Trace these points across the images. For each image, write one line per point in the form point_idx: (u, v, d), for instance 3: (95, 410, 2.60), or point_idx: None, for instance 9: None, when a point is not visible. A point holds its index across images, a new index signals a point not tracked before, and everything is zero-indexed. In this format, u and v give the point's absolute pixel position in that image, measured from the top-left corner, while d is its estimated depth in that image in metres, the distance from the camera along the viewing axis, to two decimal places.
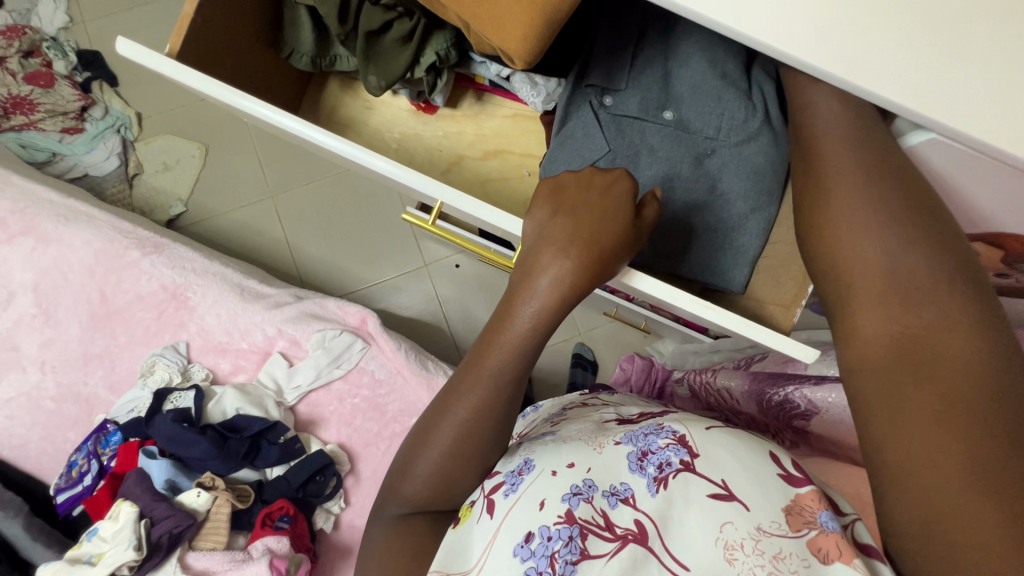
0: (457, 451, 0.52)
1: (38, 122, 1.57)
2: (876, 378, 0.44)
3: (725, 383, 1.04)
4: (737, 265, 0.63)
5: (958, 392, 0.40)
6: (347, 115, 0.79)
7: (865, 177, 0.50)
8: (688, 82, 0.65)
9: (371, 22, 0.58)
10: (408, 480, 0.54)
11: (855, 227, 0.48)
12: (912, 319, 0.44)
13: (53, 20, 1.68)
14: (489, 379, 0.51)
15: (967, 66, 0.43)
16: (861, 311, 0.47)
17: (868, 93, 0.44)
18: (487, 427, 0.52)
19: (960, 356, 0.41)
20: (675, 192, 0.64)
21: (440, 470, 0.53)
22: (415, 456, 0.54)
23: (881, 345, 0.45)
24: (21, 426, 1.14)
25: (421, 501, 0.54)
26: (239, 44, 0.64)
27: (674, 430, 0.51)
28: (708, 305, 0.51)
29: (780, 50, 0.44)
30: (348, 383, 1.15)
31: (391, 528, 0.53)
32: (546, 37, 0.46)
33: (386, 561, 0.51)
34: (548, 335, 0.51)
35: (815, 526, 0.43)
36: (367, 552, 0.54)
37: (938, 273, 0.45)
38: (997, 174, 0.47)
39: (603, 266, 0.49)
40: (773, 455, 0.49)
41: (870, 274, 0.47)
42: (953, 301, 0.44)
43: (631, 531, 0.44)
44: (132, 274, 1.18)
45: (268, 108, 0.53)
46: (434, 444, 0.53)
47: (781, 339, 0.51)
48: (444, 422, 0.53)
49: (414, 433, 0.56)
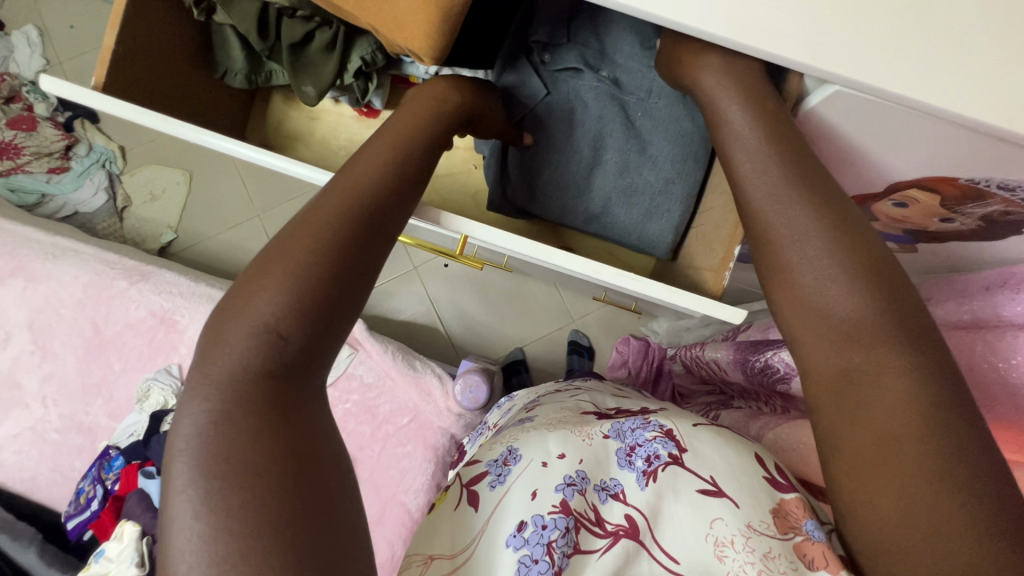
0: (315, 265, 0.40)
1: (25, 165, 1.60)
2: (831, 424, 0.39)
3: (713, 355, 1.06)
4: (661, 244, 0.71)
5: (909, 448, 0.35)
6: (294, 128, 0.84)
7: (792, 213, 0.44)
8: (621, 53, 0.66)
9: (292, 34, 0.60)
10: (241, 316, 0.39)
11: (793, 272, 0.42)
12: (853, 357, 0.39)
13: (30, 64, 1.69)
14: (344, 208, 0.44)
15: (861, 21, 0.43)
16: (807, 346, 0.41)
17: (768, 53, 0.44)
18: (340, 275, 0.41)
19: (908, 421, 0.36)
20: (597, 187, 0.69)
21: (285, 314, 0.38)
22: (239, 303, 0.39)
23: (827, 394, 0.40)
24: (30, 459, 1.18)
25: (259, 337, 0.38)
26: (177, 73, 0.67)
27: (660, 424, 0.56)
28: (635, 278, 0.55)
29: (674, 22, 0.44)
30: (339, 390, 1.22)
31: (218, 399, 0.36)
32: (449, 31, 0.47)
33: (217, 450, 0.35)
34: (411, 194, 0.49)
35: (801, 532, 0.47)
36: (173, 444, 0.36)
37: (871, 301, 0.39)
38: (908, 120, 0.47)
39: (468, 113, 0.59)
40: (758, 456, 0.53)
41: (802, 309, 0.42)
42: (887, 334, 0.38)
43: (622, 526, 0.48)
44: (121, 303, 1.21)
45: (223, 140, 0.57)
46: (272, 283, 0.39)
47: (708, 301, 0.55)
48: (297, 241, 0.41)
49: (235, 284, 0.41)
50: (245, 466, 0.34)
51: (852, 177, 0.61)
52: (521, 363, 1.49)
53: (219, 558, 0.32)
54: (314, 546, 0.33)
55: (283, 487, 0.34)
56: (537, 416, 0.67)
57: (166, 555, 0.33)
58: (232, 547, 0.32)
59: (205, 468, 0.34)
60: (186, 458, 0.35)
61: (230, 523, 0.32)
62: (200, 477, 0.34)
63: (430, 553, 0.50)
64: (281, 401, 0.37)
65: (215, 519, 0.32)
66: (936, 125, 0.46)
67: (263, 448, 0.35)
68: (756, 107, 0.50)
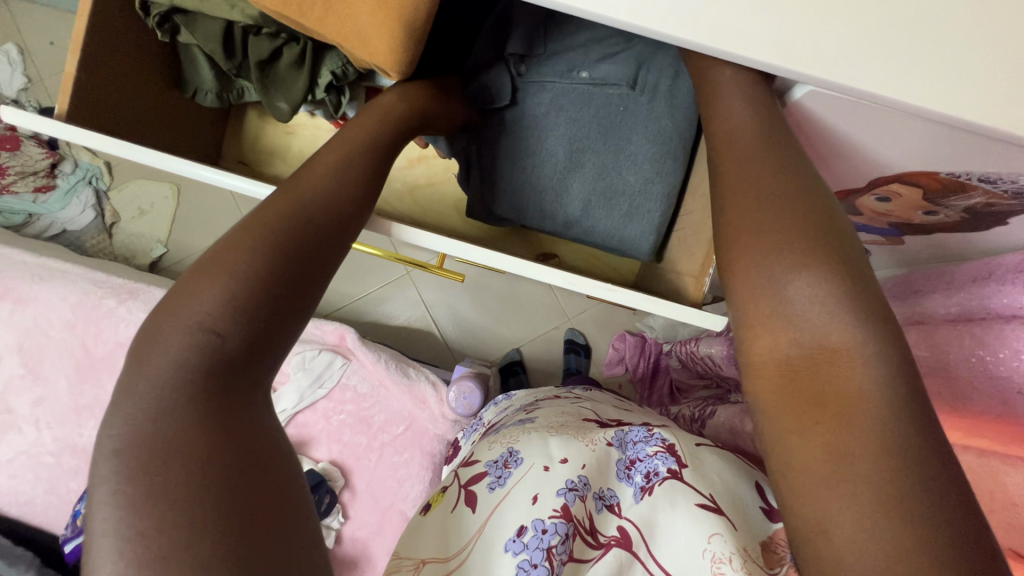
0: (254, 270, 0.41)
1: (11, 185, 1.55)
2: (778, 420, 0.37)
3: (708, 351, 1.06)
4: (643, 245, 0.70)
5: (856, 445, 0.34)
6: (271, 143, 0.84)
7: (755, 202, 0.42)
8: (600, 55, 0.65)
9: (259, 51, 0.59)
10: (175, 319, 0.39)
11: (751, 261, 0.41)
12: (807, 349, 0.37)
13: (11, 83, 1.67)
14: (289, 214, 0.45)
15: (830, 19, 0.42)
16: (759, 335, 0.39)
17: (736, 55, 0.44)
18: (283, 281, 0.41)
19: (857, 427, 0.34)
20: (575, 191, 0.68)
21: (223, 315, 0.39)
22: (178, 306, 0.40)
23: (776, 389, 0.38)
24: (26, 483, 1.18)
25: (190, 341, 0.38)
26: (143, 92, 0.66)
27: (663, 437, 0.54)
28: (611, 289, 0.59)
29: (640, 27, 0.44)
30: (333, 401, 1.21)
31: (154, 399, 0.37)
32: (414, 44, 0.47)
33: (150, 450, 0.35)
34: (363, 206, 0.50)
35: (785, 564, 0.47)
36: (103, 444, 0.36)
37: (834, 294, 0.37)
38: (882, 115, 0.46)
39: (422, 123, 0.60)
40: (759, 485, 0.53)
41: (760, 298, 0.39)
42: (846, 329, 0.36)
43: (615, 537, 0.49)
44: (110, 322, 1.21)
45: (205, 169, 0.57)
46: (213, 284, 0.40)
47: (697, 314, 0.59)
48: (236, 246, 0.42)
49: (172, 288, 0.42)
50: (168, 468, 0.34)
51: (832, 170, 0.61)
52: (518, 363, 1.50)
53: (150, 554, 0.32)
54: (253, 544, 0.33)
55: (219, 485, 0.34)
56: (537, 417, 0.67)
57: (93, 554, 0.33)
58: (162, 542, 0.32)
59: (137, 465, 0.34)
60: (108, 460, 0.35)
61: (146, 526, 0.32)
62: (128, 476, 0.34)
63: (423, 558, 0.50)
64: (217, 400, 0.37)
65: (144, 515, 0.33)
66: (907, 121, 0.46)
67: (200, 445, 0.35)
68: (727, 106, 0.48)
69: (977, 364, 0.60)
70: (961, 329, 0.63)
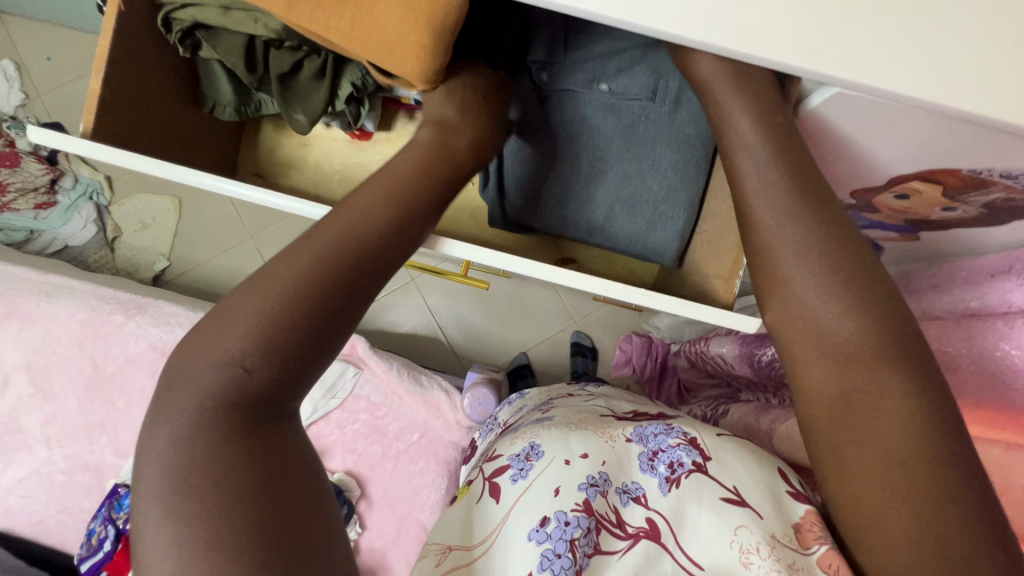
0: (291, 300, 0.41)
1: (12, 202, 1.54)
2: (831, 444, 0.40)
3: (718, 350, 1.06)
4: (667, 251, 0.70)
5: (900, 464, 0.37)
6: (284, 155, 0.84)
7: (795, 233, 0.44)
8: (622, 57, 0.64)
9: (280, 64, 0.60)
10: (210, 349, 0.40)
11: (798, 296, 0.43)
12: (855, 382, 0.40)
13: (9, 99, 1.66)
14: (330, 239, 0.44)
15: (857, 23, 0.43)
16: (808, 369, 0.42)
17: (766, 60, 0.44)
18: (316, 310, 0.41)
19: (901, 449, 0.38)
20: (597, 199, 0.69)
21: (254, 350, 0.39)
22: (212, 336, 0.40)
23: (826, 418, 0.41)
24: (37, 503, 1.16)
25: (225, 373, 0.39)
26: (161, 107, 0.66)
27: (684, 431, 0.55)
28: (645, 294, 0.58)
29: (669, 33, 0.44)
30: (346, 411, 1.20)
31: (185, 425, 0.37)
32: (441, 55, 0.47)
33: (185, 476, 0.35)
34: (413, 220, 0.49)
35: (825, 542, 0.45)
36: (140, 465, 0.37)
37: (872, 327, 0.40)
38: (912, 119, 0.47)
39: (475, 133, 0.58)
40: (782, 471, 0.52)
41: (807, 333, 0.42)
42: (887, 361, 0.40)
43: (643, 528, 0.48)
44: (120, 338, 1.20)
45: (228, 182, 0.57)
46: (249, 316, 0.40)
47: (731, 315, 0.59)
48: (272, 275, 0.42)
49: (206, 315, 0.42)
50: (204, 496, 0.34)
51: (849, 173, 0.61)
52: (526, 367, 1.49)
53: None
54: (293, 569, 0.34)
55: (254, 512, 0.34)
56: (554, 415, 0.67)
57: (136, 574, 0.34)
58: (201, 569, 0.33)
59: (173, 490, 0.35)
60: (146, 481, 0.36)
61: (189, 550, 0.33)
62: (165, 501, 0.34)
63: (450, 545, 0.50)
64: (252, 428, 0.38)
65: (181, 542, 0.33)
66: (937, 124, 0.46)
67: (235, 472, 0.35)
68: (756, 111, 0.49)
69: (1001, 358, 0.61)
70: (979, 324, 0.64)
